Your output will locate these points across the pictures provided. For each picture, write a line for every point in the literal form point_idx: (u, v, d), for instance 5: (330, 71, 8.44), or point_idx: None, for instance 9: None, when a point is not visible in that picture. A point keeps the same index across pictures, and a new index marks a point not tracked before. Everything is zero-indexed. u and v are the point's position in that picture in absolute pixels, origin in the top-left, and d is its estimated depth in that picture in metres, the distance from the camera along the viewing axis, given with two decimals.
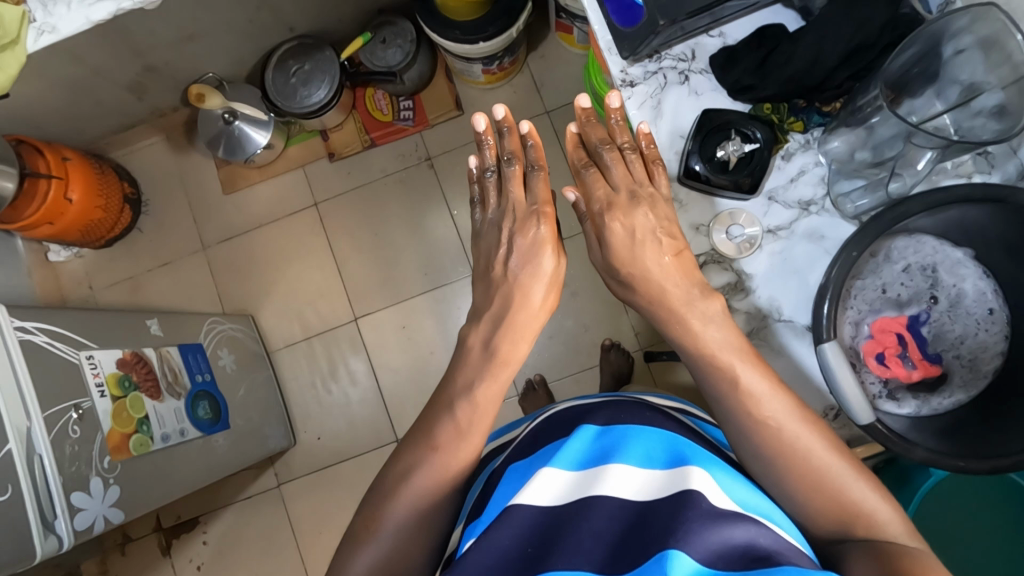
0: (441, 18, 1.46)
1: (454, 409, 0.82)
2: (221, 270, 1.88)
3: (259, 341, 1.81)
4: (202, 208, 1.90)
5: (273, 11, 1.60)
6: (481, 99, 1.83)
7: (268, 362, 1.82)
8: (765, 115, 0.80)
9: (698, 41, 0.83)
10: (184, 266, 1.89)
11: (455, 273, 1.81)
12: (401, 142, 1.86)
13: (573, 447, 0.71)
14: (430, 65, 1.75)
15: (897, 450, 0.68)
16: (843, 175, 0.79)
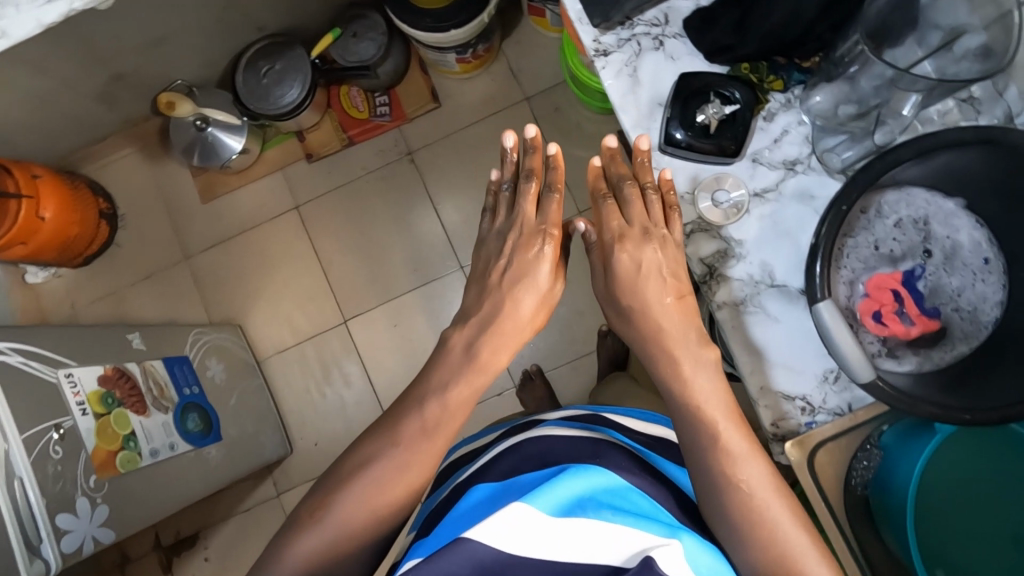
0: (412, 7, 1.43)
1: (430, 405, 0.80)
2: (205, 281, 1.84)
3: (248, 349, 1.77)
4: (181, 218, 1.86)
5: (239, 11, 1.56)
6: (458, 89, 1.80)
7: (258, 371, 1.77)
8: (743, 75, 0.78)
9: (670, 4, 0.80)
10: (166, 278, 1.84)
11: (444, 267, 1.78)
12: (381, 138, 1.82)
13: (552, 486, 0.67)
14: (404, 58, 1.72)
15: (902, 407, 0.66)
16: (830, 132, 0.76)
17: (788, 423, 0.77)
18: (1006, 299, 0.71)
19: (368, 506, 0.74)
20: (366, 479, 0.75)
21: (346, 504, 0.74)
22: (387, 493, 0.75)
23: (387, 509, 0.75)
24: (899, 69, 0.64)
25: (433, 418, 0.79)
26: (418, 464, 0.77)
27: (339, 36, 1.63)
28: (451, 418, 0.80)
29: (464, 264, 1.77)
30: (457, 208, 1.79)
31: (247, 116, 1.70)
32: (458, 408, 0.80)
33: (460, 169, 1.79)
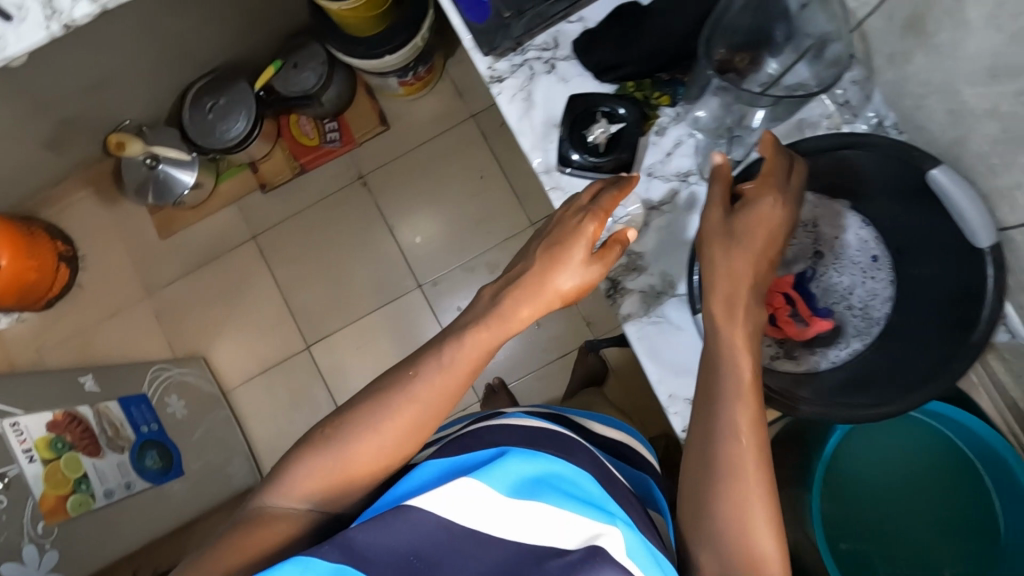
0: (344, 33, 1.45)
1: (430, 368, 0.71)
2: (168, 316, 1.85)
3: (213, 382, 1.77)
4: (141, 255, 1.86)
5: (179, 48, 1.58)
6: (406, 111, 1.81)
7: (225, 402, 1.78)
8: (629, 94, 0.80)
9: (558, 28, 0.82)
10: (130, 316, 1.84)
11: (403, 286, 1.79)
12: (332, 163, 1.83)
13: (518, 465, 0.61)
14: (348, 85, 1.74)
15: (786, 407, 0.70)
16: (717, 143, 0.79)
17: None
18: (893, 293, 0.78)
19: (332, 471, 0.67)
20: (337, 444, 0.68)
21: (305, 469, 0.67)
22: (358, 458, 0.68)
23: (351, 477, 0.68)
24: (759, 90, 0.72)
25: (427, 385, 0.70)
26: (406, 417, 0.69)
27: (281, 67, 1.64)
28: (452, 386, 0.71)
29: (423, 282, 1.78)
30: (412, 227, 1.80)
31: (196, 151, 1.71)
32: (459, 375, 0.71)
33: (412, 188, 1.80)
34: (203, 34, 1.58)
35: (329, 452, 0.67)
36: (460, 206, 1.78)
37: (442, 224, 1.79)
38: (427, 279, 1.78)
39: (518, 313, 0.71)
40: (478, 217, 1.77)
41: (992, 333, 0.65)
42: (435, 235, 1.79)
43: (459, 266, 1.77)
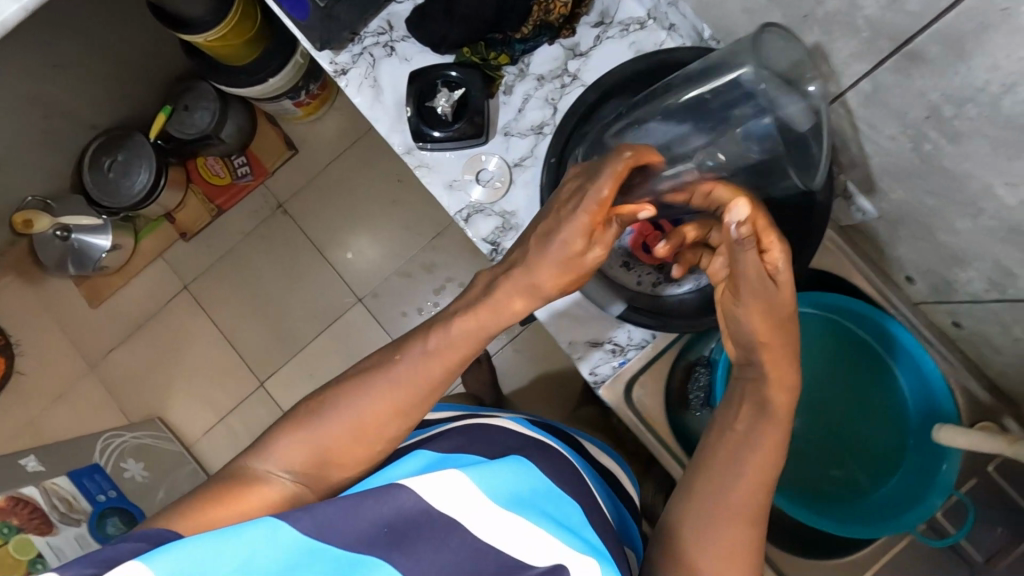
0: (219, 64, 1.40)
1: (423, 351, 0.61)
2: (117, 385, 1.79)
3: (173, 439, 1.72)
4: (74, 329, 1.79)
5: (61, 114, 1.53)
6: (312, 132, 1.80)
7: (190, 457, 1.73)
8: (468, 60, 0.80)
9: (390, 10, 0.83)
10: (80, 396, 1.76)
11: (344, 303, 1.77)
12: (249, 199, 1.81)
13: (506, 471, 0.53)
14: (246, 117, 1.69)
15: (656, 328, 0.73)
16: (561, 90, 0.81)
17: (604, 368, 0.81)
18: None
19: (311, 451, 0.58)
20: (315, 420, 0.58)
21: (282, 438, 0.58)
22: (334, 441, 0.58)
23: (329, 462, 0.58)
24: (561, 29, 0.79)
25: (419, 369, 0.60)
26: (404, 393, 0.59)
27: (172, 111, 1.61)
28: (437, 384, 0.61)
29: (362, 296, 1.77)
30: (341, 245, 1.78)
31: (105, 211, 1.66)
32: (446, 371, 0.61)
33: (333, 208, 1.79)
34: (84, 95, 1.53)
35: (308, 426, 0.58)
36: (384, 212, 1.78)
37: (369, 234, 1.77)
38: (365, 292, 1.77)
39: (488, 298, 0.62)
40: (404, 221, 1.76)
41: (830, 207, 0.66)
42: (364, 248, 1.77)
43: (394, 273, 1.76)
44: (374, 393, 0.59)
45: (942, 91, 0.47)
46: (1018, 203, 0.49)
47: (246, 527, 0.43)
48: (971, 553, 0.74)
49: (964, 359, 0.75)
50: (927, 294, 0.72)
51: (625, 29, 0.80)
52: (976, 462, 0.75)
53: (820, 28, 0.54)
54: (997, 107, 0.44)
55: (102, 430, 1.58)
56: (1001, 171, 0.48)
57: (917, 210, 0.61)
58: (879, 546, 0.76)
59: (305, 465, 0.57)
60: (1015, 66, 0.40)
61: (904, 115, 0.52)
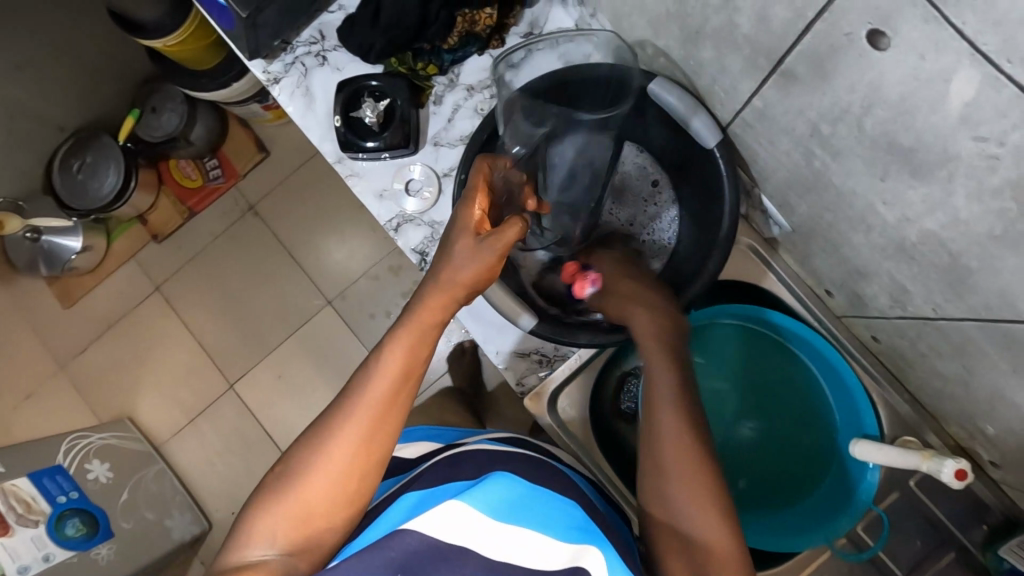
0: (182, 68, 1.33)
1: (375, 375, 0.56)
2: (87, 385, 1.71)
3: (142, 440, 1.67)
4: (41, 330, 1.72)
5: (29, 117, 1.46)
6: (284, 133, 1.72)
7: (158, 458, 1.68)
8: (395, 70, 0.80)
9: (322, 20, 0.83)
10: (51, 394, 1.69)
11: (313, 305, 1.70)
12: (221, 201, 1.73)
13: (501, 488, 0.52)
14: (217, 120, 1.62)
15: (565, 340, 0.70)
16: (490, 99, 0.81)
17: (531, 379, 0.81)
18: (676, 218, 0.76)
19: (298, 516, 0.51)
20: (290, 480, 0.52)
21: (261, 514, 0.51)
22: (318, 496, 0.52)
23: (319, 520, 0.52)
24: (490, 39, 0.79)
25: (379, 390, 0.55)
26: (374, 419, 0.54)
27: (140, 115, 1.53)
28: (400, 401, 0.56)
29: (331, 298, 1.70)
30: (313, 248, 1.71)
31: (77, 215, 1.57)
32: (405, 386, 0.56)
33: (304, 211, 1.72)
34: (57, 103, 1.49)
35: (285, 493, 0.52)
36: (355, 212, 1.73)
37: (341, 234, 1.71)
38: (334, 294, 1.70)
39: (429, 310, 0.59)
40: (373, 224, 1.70)
41: (734, 229, 0.65)
42: (334, 250, 1.70)
43: (363, 275, 1.70)
44: (342, 433, 0.54)
45: (817, 109, 0.47)
46: (897, 221, 0.49)
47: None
48: (892, 566, 0.74)
49: (888, 376, 0.74)
50: (847, 308, 0.71)
51: (554, 40, 0.80)
52: (898, 476, 0.75)
53: (711, 44, 0.54)
54: (861, 128, 0.44)
55: (67, 432, 1.53)
56: (877, 190, 0.48)
57: (822, 225, 0.61)
58: (798, 560, 0.76)
59: (294, 530, 0.51)
60: (866, 88, 0.41)
61: (792, 131, 0.53)
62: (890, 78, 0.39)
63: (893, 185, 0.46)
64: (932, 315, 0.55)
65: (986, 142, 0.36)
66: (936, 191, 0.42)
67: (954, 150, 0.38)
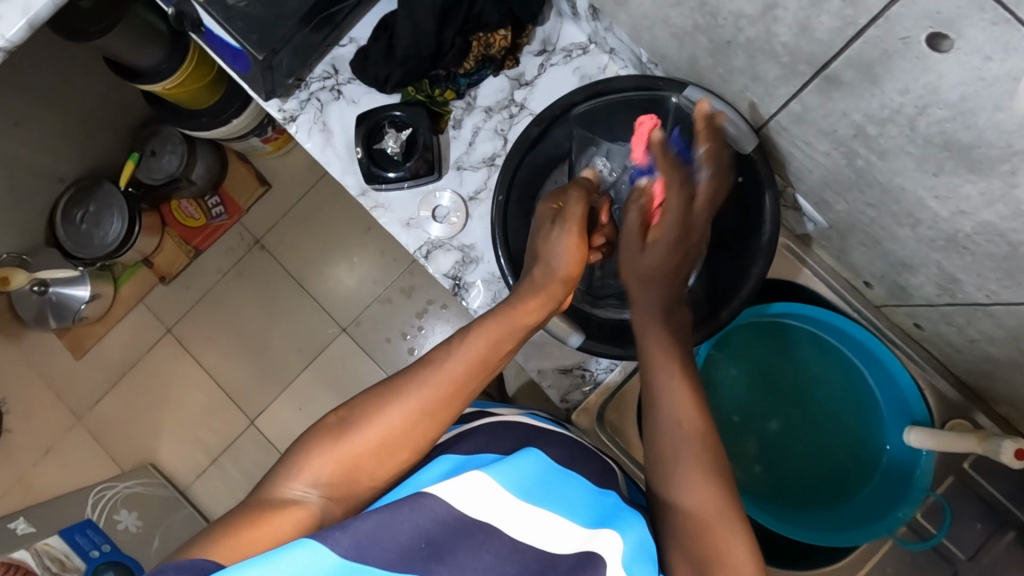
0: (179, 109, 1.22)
1: (459, 354, 0.56)
2: (106, 433, 1.54)
3: (168, 484, 1.51)
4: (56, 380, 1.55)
5: (27, 169, 1.33)
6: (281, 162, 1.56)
7: (185, 503, 1.50)
8: (413, 98, 0.80)
9: (334, 54, 0.83)
10: (70, 449, 1.51)
11: (326, 335, 1.53)
12: (225, 238, 1.56)
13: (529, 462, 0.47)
14: (216, 155, 1.46)
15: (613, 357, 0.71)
16: (509, 120, 0.81)
17: (575, 395, 0.81)
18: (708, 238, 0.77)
19: (344, 464, 0.51)
20: (345, 429, 0.52)
21: (311, 453, 0.51)
22: (367, 448, 0.51)
23: (363, 476, 0.51)
24: (505, 58, 0.79)
25: (456, 365, 0.56)
26: (441, 399, 0.54)
27: (140, 158, 1.39)
28: (471, 390, 0.56)
29: (345, 324, 1.52)
30: (319, 274, 1.54)
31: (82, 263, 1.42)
32: (481, 374, 0.57)
33: (311, 240, 1.54)
34: (48, 150, 1.35)
35: (337, 437, 0.52)
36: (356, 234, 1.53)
37: (347, 257, 1.53)
38: (348, 320, 1.52)
39: (526, 309, 0.61)
40: (380, 246, 1.52)
41: (775, 233, 0.66)
42: (343, 277, 1.53)
43: (374, 300, 1.52)
44: (410, 396, 0.53)
45: (862, 112, 0.48)
46: (950, 215, 0.50)
47: (284, 551, 0.35)
48: (955, 552, 0.75)
49: (931, 359, 0.75)
50: (887, 297, 0.72)
51: (567, 55, 0.80)
52: (951, 461, 0.76)
53: (744, 54, 0.55)
54: (915, 127, 0.45)
55: (92, 485, 1.43)
56: (929, 185, 0.49)
57: (862, 221, 0.61)
58: (861, 552, 0.77)
59: (336, 481, 0.50)
60: (921, 90, 0.42)
61: (833, 133, 0.53)
62: (949, 80, 0.39)
63: (948, 179, 0.47)
64: (985, 302, 0.56)
65: None
66: (996, 185, 0.43)
67: (1019, 145, 0.39)
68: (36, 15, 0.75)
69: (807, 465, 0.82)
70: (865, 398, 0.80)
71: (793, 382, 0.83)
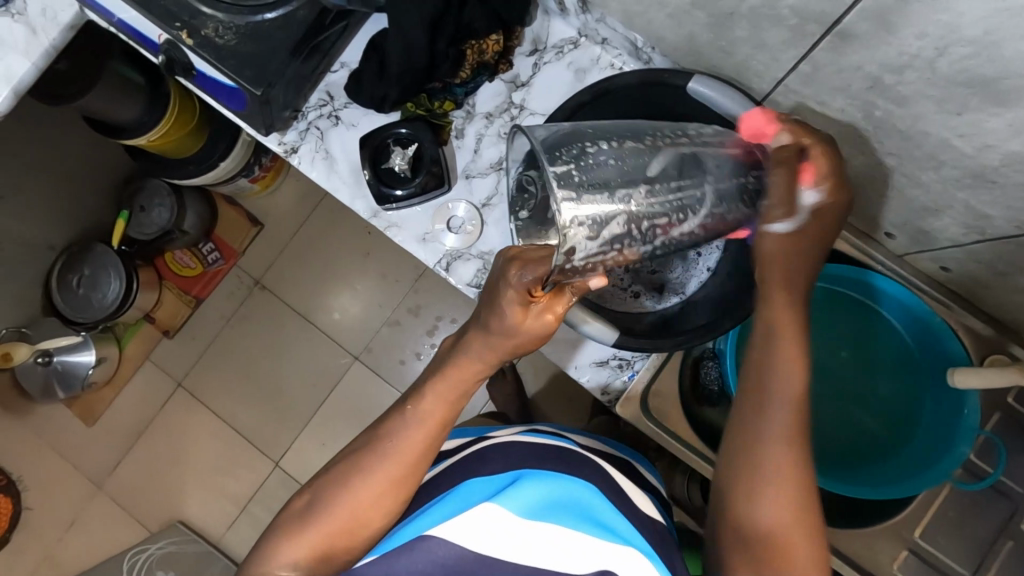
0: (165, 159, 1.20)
1: (408, 422, 0.57)
2: (129, 499, 1.50)
3: (200, 539, 1.47)
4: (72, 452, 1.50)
5: (20, 241, 1.31)
6: (272, 201, 1.54)
7: (220, 556, 1.45)
8: (414, 114, 0.80)
9: (327, 81, 0.83)
10: (95, 519, 1.48)
11: (340, 365, 1.51)
12: (224, 284, 1.55)
13: (537, 487, 0.50)
14: (207, 200, 1.43)
15: (653, 348, 0.70)
16: (510, 122, 0.82)
17: (616, 385, 0.80)
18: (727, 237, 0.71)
19: (321, 537, 0.54)
20: (316, 506, 0.55)
21: (291, 534, 0.55)
22: (337, 521, 0.55)
23: (345, 548, 0.55)
24: (500, 59, 0.79)
25: (409, 435, 0.56)
26: (401, 466, 0.56)
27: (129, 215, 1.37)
28: (434, 451, 0.57)
29: (357, 352, 1.51)
30: (324, 306, 1.52)
31: (84, 327, 1.39)
32: (436, 435, 0.57)
33: (312, 274, 1.53)
34: (36, 220, 1.32)
35: (311, 518, 0.55)
36: (358, 261, 1.52)
37: (351, 286, 1.52)
38: (360, 347, 1.51)
39: (469, 358, 0.57)
40: (381, 269, 1.51)
41: None
42: (349, 305, 1.52)
43: (383, 324, 1.50)
44: (373, 470, 0.56)
45: (878, 62, 0.49)
46: (976, 150, 0.51)
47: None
48: (1011, 486, 0.75)
49: (960, 301, 0.76)
50: (910, 245, 0.72)
51: (559, 51, 0.80)
52: (995, 397, 0.76)
53: (749, 22, 0.55)
54: (935, 68, 0.46)
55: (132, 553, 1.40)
56: (952, 125, 0.50)
57: (879, 172, 0.62)
58: (919, 502, 0.77)
59: (317, 550, 0.54)
60: (941, 30, 0.42)
61: (848, 88, 0.54)
62: (971, 16, 0.40)
63: (973, 116, 0.48)
64: (1016, 234, 0.57)
65: None
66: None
67: None
68: (19, 82, 0.78)
69: (852, 424, 0.82)
70: (903, 349, 0.80)
71: (829, 342, 0.83)
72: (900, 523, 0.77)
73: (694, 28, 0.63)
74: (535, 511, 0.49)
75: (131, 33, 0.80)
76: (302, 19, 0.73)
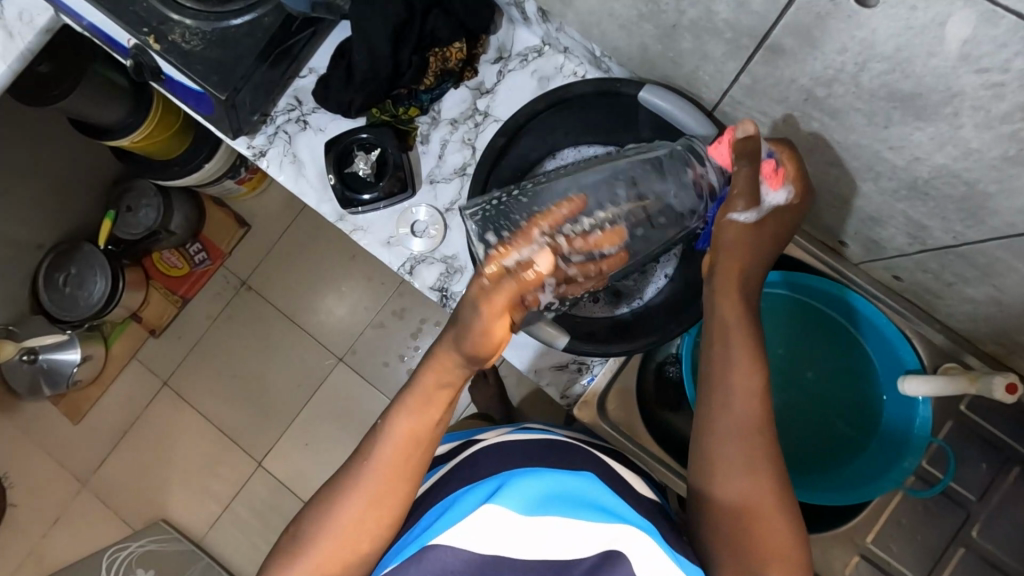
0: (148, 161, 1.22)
1: (387, 438, 0.56)
2: (113, 497, 1.50)
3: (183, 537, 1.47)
4: (57, 450, 1.51)
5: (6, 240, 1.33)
6: (259, 203, 1.56)
7: (202, 554, 1.46)
8: (378, 120, 0.81)
9: (296, 86, 0.84)
10: (79, 517, 1.49)
11: (324, 366, 1.52)
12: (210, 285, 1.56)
13: (531, 479, 0.51)
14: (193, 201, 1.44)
15: (602, 352, 0.71)
16: (475, 128, 0.83)
17: (575, 389, 0.82)
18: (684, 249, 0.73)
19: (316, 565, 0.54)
20: (308, 535, 0.55)
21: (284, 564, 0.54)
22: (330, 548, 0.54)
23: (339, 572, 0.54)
24: (464, 67, 0.80)
25: (392, 450, 0.55)
26: (389, 483, 0.55)
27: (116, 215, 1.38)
28: (422, 462, 0.56)
29: (342, 354, 1.52)
30: (310, 307, 1.53)
31: (70, 326, 1.41)
32: (419, 447, 0.56)
33: (299, 276, 1.54)
34: (22, 220, 1.34)
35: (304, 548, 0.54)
36: (343, 263, 1.53)
37: (337, 288, 1.53)
38: (345, 349, 1.52)
39: (440, 366, 0.55)
40: (366, 272, 1.52)
41: None
42: (334, 307, 1.53)
43: (367, 327, 1.51)
44: (358, 491, 0.55)
45: (808, 75, 0.50)
46: (907, 163, 0.52)
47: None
48: (965, 494, 0.76)
49: (915, 310, 0.76)
50: (863, 254, 0.73)
51: (524, 60, 0.81)
52: (948, 405, 0.77)
53: (690, 34, 0.56)
54: (859, 83, 0.47)
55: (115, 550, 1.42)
56: (882, 138, 0.51)
57: (826, 182, 0.63)
58: (875, 507, 0.78)
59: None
60: (858, 46, 0.44)
61: (785, 99, 0.55)
62: (882, 33, 0.41)
63: (899, 130, 0.49)
64: (954, 244, 0.58)
65: (989, 72, 0.39)
66: (942, 128, 0.45)
67: (957, 87, 0.42)
68: None
69: (817, 429, 0.83)
70: (861, 356, 0.81)
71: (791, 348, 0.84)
72: (855, 529, 0.78)
73: (645, 39, 0.64)
74: (536, 505, 0.49)
75: (101, 37, 0.81)
76: (267, 26, 0.75)
